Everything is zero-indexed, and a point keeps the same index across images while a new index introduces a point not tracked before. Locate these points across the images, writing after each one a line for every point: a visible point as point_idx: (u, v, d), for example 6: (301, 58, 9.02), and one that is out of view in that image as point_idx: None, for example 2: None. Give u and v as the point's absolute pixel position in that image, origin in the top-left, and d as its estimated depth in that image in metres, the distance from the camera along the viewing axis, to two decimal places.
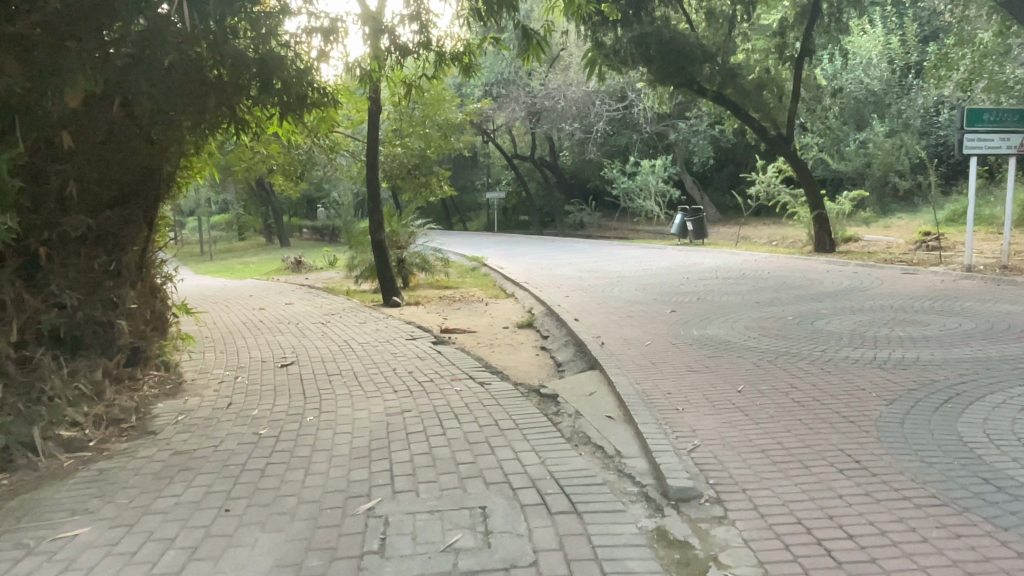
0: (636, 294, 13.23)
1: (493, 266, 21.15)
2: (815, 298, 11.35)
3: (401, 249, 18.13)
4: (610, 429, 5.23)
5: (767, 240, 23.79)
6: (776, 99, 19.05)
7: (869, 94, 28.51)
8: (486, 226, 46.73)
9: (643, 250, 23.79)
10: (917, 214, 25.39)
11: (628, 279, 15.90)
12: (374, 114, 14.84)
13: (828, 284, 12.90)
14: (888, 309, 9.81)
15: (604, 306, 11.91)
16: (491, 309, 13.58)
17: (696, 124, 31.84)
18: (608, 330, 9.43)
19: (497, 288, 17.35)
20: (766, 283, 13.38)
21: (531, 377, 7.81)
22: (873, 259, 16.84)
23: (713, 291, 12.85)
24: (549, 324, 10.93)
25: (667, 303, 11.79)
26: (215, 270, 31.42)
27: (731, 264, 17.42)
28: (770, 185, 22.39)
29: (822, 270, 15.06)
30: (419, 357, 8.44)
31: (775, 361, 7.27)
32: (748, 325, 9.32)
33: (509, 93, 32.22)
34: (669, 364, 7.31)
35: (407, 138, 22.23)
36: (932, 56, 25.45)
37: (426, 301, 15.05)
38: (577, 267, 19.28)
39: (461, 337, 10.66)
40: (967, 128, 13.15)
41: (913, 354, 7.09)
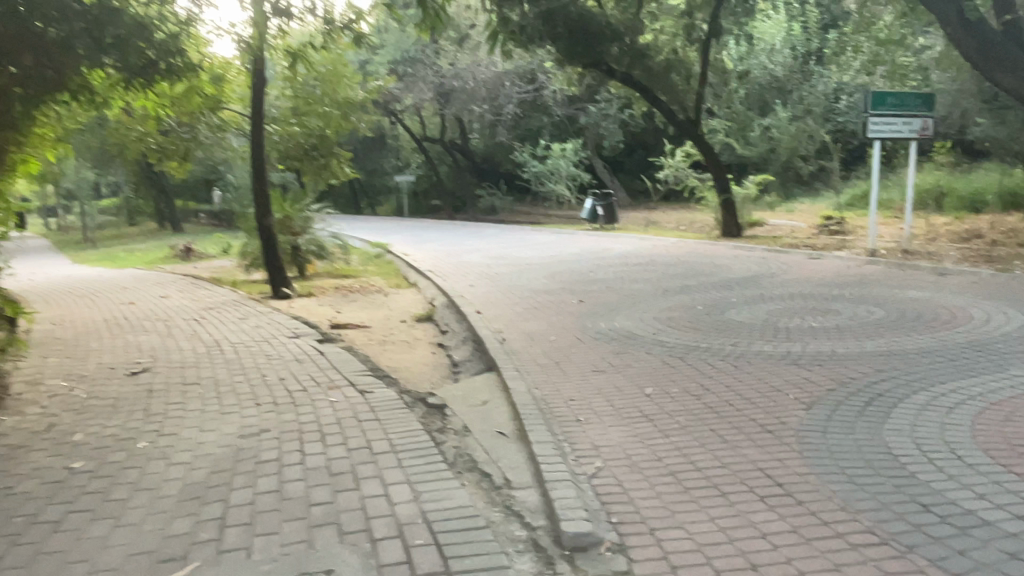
0: (543, 283, 12.57)
1: (398, 253, 20.07)
2: (725, 285, 11.01)
3: (295, 235, 16.85)
4: (501, 449, 4.48)
5: (676, 225, 23.75)
6: (684, 81, 18.86)
7: (773, 80, 28.96)
8: (396, 211, 45.30)
9: (554, 235, 23.30)
10: (819, 198, 25.97)
11: (536, 266, 15.26)
12: (259, 88, 13.45)
13: (737, 270, 12.64)
14: (798, 297, 9.51)
15: (510, 297, 11.18)
16: (390, 300, 12.61)
17: (607, 107, 31.57)
18: (511, 325, 8.71)
19: (400, 277, 16.35)
20: (676, 270, 13.01)
21: (423, 380, 6.99)
22: (780, 244, 16.86)
23: (623, 279, 12.35)
24: (449, 317, 10.10)
25: (575, 293, 11.18)
26: (96, 258, 28.88)
27: (641, 250, 17.08)
28: (679, 170, 22.23)
29: (731, 255, 14.87)
30: (296, 360, 7.47)
31: (686, 357, 6.73)
32: (658, 316, 8.79)
33: (416, 72, 31.10)
34: (573, 363, 6.64)
35: (305, 116, 20.78)
36: (832, 43, 25.97)
37: (321, 292, 13.93)
38: (485, 253, 18.54)
39: (352, 334, 9.69)
40: (871, 111, 13.12)
41: (826, 347, 6.69)
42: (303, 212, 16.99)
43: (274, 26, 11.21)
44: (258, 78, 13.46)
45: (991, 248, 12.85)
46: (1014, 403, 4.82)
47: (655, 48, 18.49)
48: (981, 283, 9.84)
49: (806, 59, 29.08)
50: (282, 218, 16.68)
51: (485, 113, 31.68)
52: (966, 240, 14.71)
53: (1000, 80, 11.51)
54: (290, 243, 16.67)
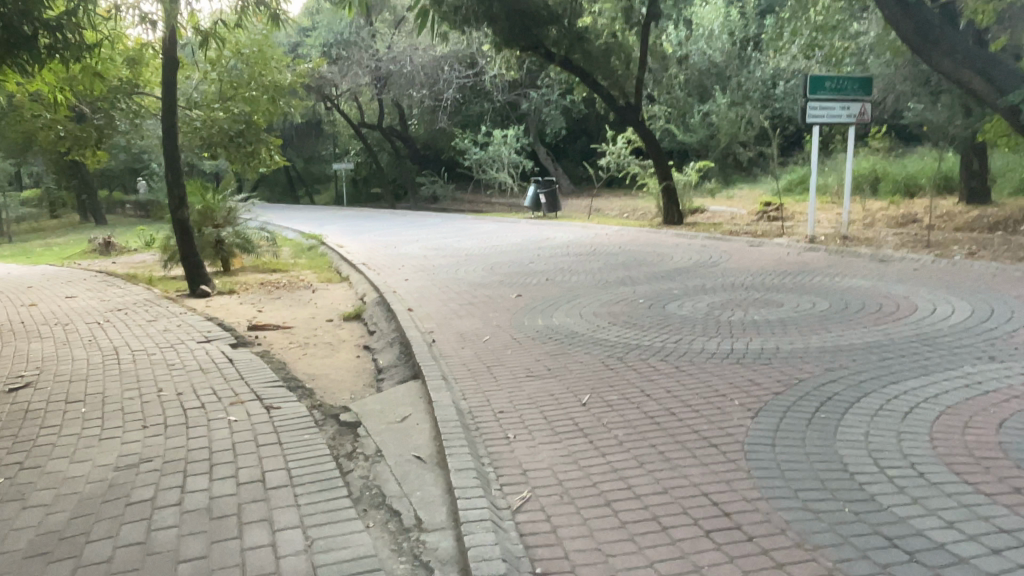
0: (480, 275, 12.03)
1: (332, 245, 19.20)
2: (666, 275, 10.67)
3: (217, 227, 15.85)
4: (415, 477, 3.94)
5: (618, 212, 23.50)
6: (624, 66, 18.48)
7: (711, 66, 28.95)
8: (335, 200, 44.02)
9: (495, 224, 22.76)
10: (757, 184, 26.12)
11: (474, 258, 14.70)
12: (169, 72, 12.43)
13: (678, 258, 12.34)
14: (740, 288, 9.21)
15: (445, 291, 10.60)
16: (318, 297, 11.87)
17: (548, 93, 31.10)
18: (441, 324, 8.14)
19: (332, 270, 15.55)
20: (616, 260, 12.63)
21: (342, 390, 6.38)
22: (720, 231, 16.72)
23: (563, 270, 11.91)
24: (377, 314, 9.46)
25: (512, 286, 10.68)
26: (7, 253, 27.01)
27: (583, 239, 16.69)
28: (620, 157, 21.91)
29: (672, 243, 14.62)
30: (202, 370, 6.76)
31: (625, 357, 6.30)
32: (598, 311, 8.36)
33: (351, 56, 30.19)
34: (505, 367, 6.13)
35: (231, 101, 20.26)
36: (769, 28, 26.05)
37: (244, 288, 13.06)
38: (422, 244, 17.87)
39: (272, 336, 8.97)
40: (809, 96, 12.98)
41: (772, 344, 6.34)
42: (227, 202, 16.01)
43: (187, 11, 10.27)
44: (169, 61, 12.40)
45: (926, 233, 12.88)
46: (970, 405, 4.52)
47: (594, 31, 18.07)
48: (920, 270, 9.73)
49: (744, 45, 29.18)
50: (203, 210, 15.70)
51: (424, 99, 30.83)
52: (901, 224, 14.80)
53: (935, 62, 11.45)
54: (213, 236, 15.68)
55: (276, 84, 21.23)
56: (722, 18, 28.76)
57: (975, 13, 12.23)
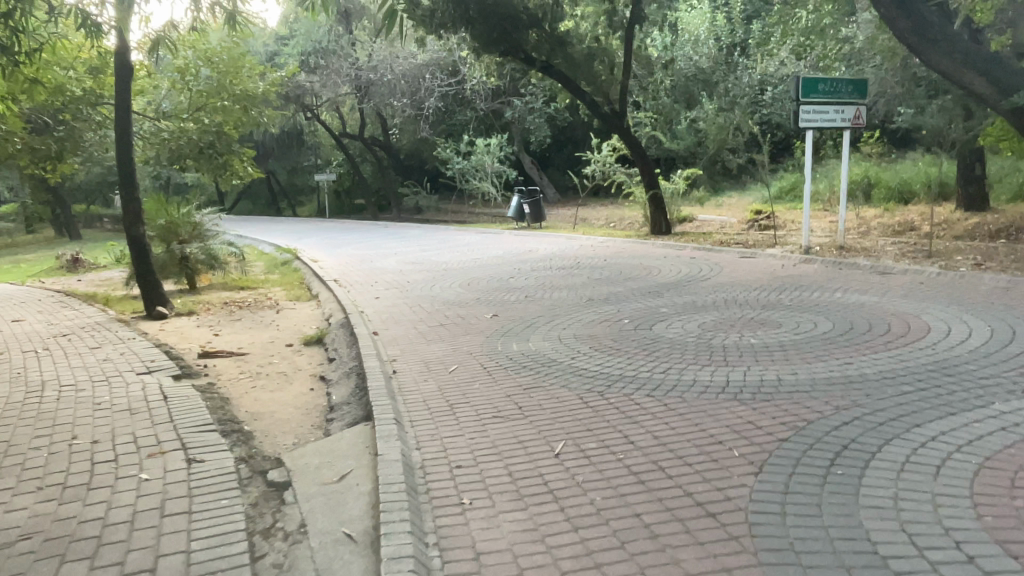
0: (455, 293, 11.28)
1: (307, 259, 18.44)
2: (654, 291, 9.97)
3: (182, 243, 15.05)
4: (343, 567, 3.21)
5: (605, 222, 22.85)
6: (608, 70, 17.80)
7: (698, 72, 28.43)
8: (317, 212, 43.16)
9: (478, 235, 22.03)
10: (747, 191, 25.57)
11: (453, 272, 13.96)
12: (123, 84, 11.51)
13: (666, 272, 11.64)
14: (733, 305, 8.51)
15: (415, 311, 9.85)
16: (282, 317, 11.09)
17: (532, 101, 30.51)
18: (406, 352, 7.39)
19: (302, 287, 14.75)
20: (601, 274, 11.93)
21: (284, 433, 5.63)
22: (710, 241, 16.05)
23: (544, 286, 11.17)
24: (339, 337, 8.69)
25: (488, 305, 9.95)
26: None
27: (567, 250, 16.00)
28: (606, 165, 21.18)
29: (659, 255, 13.93)
30: (128, 410, 5.99)
31: (606, 391, 5.56)
32: (578, 334, 7.64)
33: (330, 64, 29.49)
34: (470, 405, 5.40)
35: (201, 111, 19.74)
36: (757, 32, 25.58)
37: (205, 309, 12.22)
38: (399, 258, 17.12)
39: (221, 364, 8.19)
40: (802, 99, 12.36)
41: (771, 374, 5.62)
42: (192, 217, 15.23)
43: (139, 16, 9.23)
44: (122, 71, 11.47)
45: (927, 243, 12.27)
46: (1012, 455, 3.82)
47: (575, 35, 17.45)
48: (925, 283, 9.06)
49: (731, 51, 28.70)
50: (166, 225, 14.90)
51: (405, 108, 30.07)
52: (898, 232, 14.18)
53: (933, 62, 10.84)
54: (177, 251, 14.86)
55: (248, 93, 20.41)
56: (708, 23, 28.24)
57: (973, 12, 11.68)
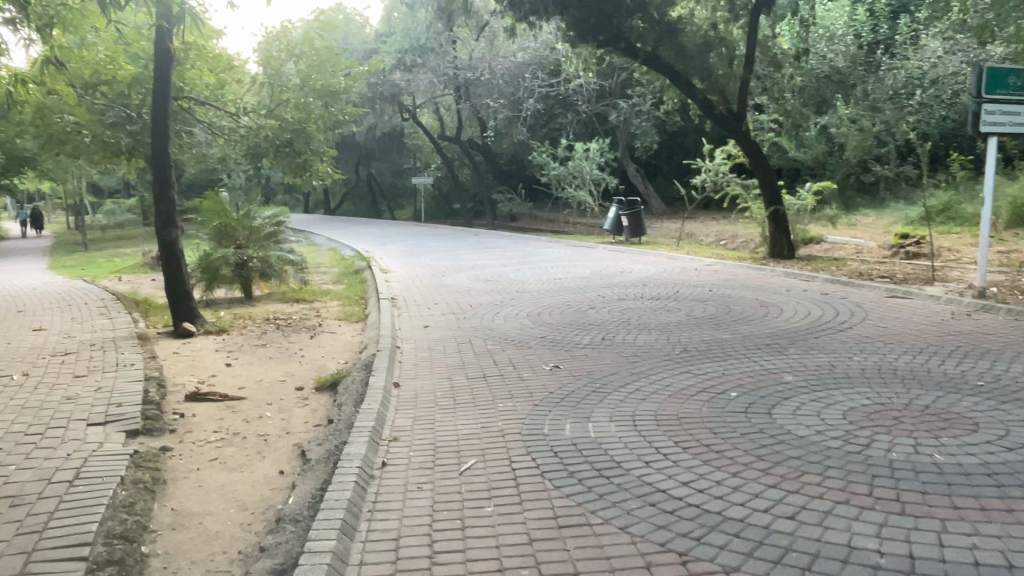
0: (519, 326, 9.19)
1: (378, 269, 16.94)
2: (775, 344, 7.51)
3: (239, 248, 13.85)
4: None
5: (715, 238, 20.15)
6: (727, 64, 15.24)
7: (832, 73, 25.14)
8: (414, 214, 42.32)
9: (568, 249, 19.96)
10: (886, 211, 22.13)
11: (528, 294, 11.94)
12: (163, 73, 10.26)
13: (789, 313, 9.10)
14: (890, 380, 5.97)
15: (461, 352, 7.83)
16: (316, 342, 9.38)
17: (639, 103, 28.00)
18: (421, 423, 5.41)
19: (360, 302, 13.17)
20: (703, 311, 9.54)
21: (192, 568, 3.76)
22: (844, 270, 13.23)
23: (630, 324, 8.93)
24: (353, 383, 6.80)
25: (552, 348, 7.83)
26: (71, 262, 26.39)
27: (666, 273, 13.62)
28: (718, 175, 18.41)
29: (780, 286, 11.33)
30: (7, 500, 4.30)
31: (689, 547, 3.39)
32: (661, 414, 5.36)
33: (427, 62, 28.00)
34: (464, 559, 3.39)
35: (282, 107, 18.74)
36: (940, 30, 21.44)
37: (240, 326, 10.73)
38: (474, 273, 15.27)
39: (201, 415, 6.46)
40: (984, 96, 9.52)
41: (987, 550, 3.24)
42: (250, 220, 13.99)
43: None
44: (162, 59, 10.20)
45: None
46: None
47: (689, 21, 14.99)
48: None
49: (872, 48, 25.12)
50: (224, 225, 13.78)
51: (501, 109, 28.36)
52: None
53: None
54: (234, 257, 13.63)
55: (332, 88, 19.37)
56: (847, 16, 24.75)
57: None
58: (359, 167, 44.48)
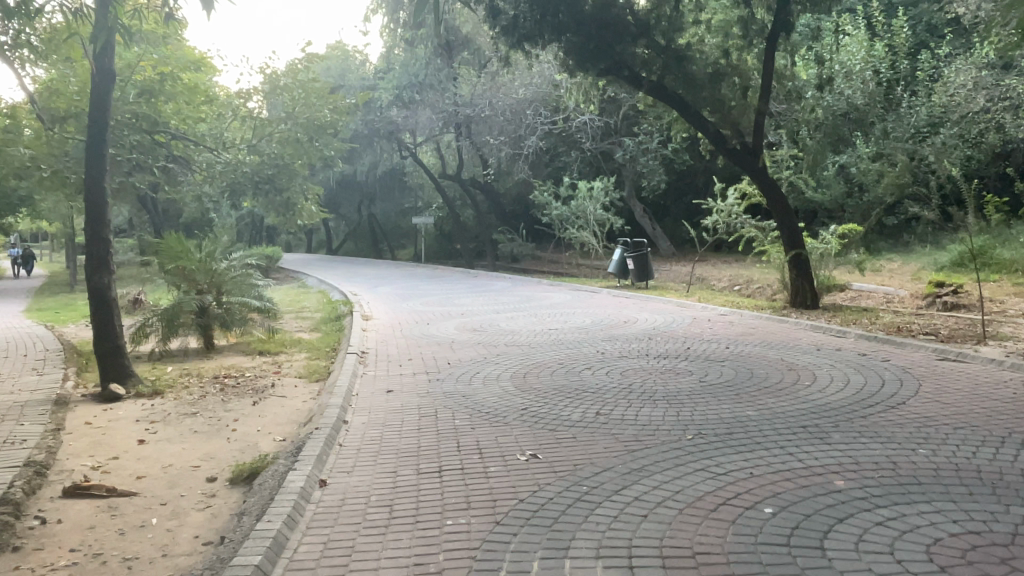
0: (498, 393, 7.67)
1: (360, 315, 15.55)
2: (813, 425, 5.97)
3: (200, 293, 12.49)
4: None
5: (728, 284, 18.68)
6: (740, 95, 14.05)
7: (849, 109, 23.89)
8: (416, 255, 41.13)
9: (569, 294, 18.53)
10: (912, 255, 20.60)
11: (517, 349, 10.45)
12: (100, 99, 9.06)
13: (823, 380, 7.56)
14: (978, 490, 4.40)
15: (420, 431, 6.31)
16: (258, 409, 7.90)
17: (646, 141, 26.82)
18: (332, 555, 3.91)
19: (331, 354, 11.73)
20: (719, 375, 8.00)
21: None
22: (878, 323, 11.70)
23: (631, 392, 7.42)
24: (271, 477, 5.30)
25: (532, 426, 6.30)
26: (51, 305, 25.15)
27: (674, 324, 12.12)
28: (730, 217, 16.83)
29: (809, 343, 9.82)
30: None
31: None
32: (666, 546, 3.84)
33: (425, 98, 27.05)
34: None
35: (265, 142, 17.88)
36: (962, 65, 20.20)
37: (181, 386, 9.29)
38: (463, 321, 13.82)
39: (70, 520, 4.98)
40: None
41: None
42: (214, 264, 12.67)
43: None
44: (99, 83, 9.01)
45: None
46: None
47: (698, 49, 13.83)
48: None
49: (891, 85, 23.92)
50: (180, 267, 12.45)
51: (501, 147, 27.29)
52: None
53: None
54: (194, 303, 12.27)
55: (318, 123, 18.05)
56: (865, 52, 23.39)
57: None
58: (361, 207, 43.59)
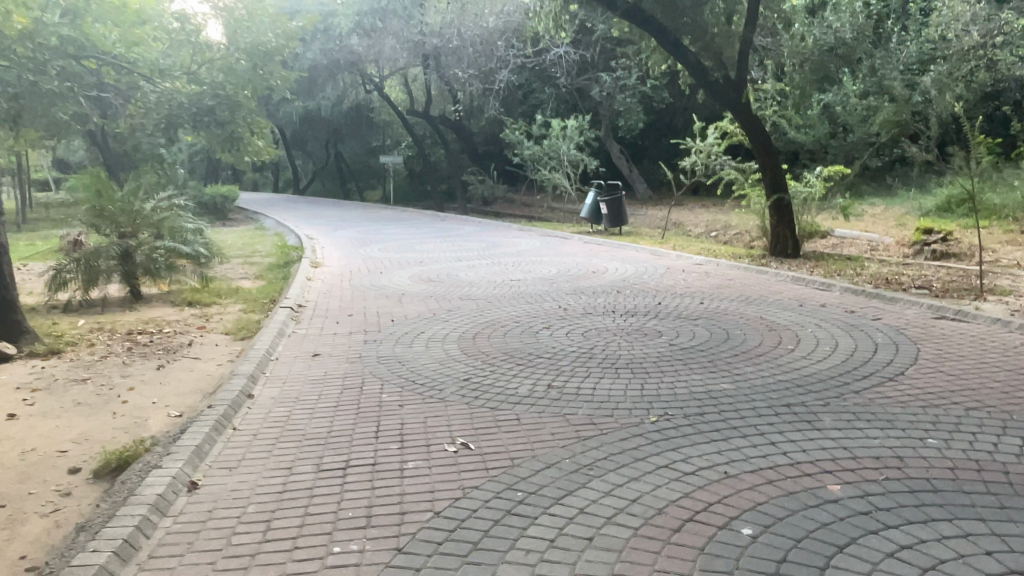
0: (438, 359, 6.63)
1: (309, 261, 14.34)
2: (799, 403, 5.05)
3: (123, 236, 11.21)
4: None
5: (705, 229, 17.71)
6: (725, 20, 12.75)
7: (837, 45, 22.27)
8: (384, 196, 39.58)
9: (538, 239, 17.45)
10: (897, 200, 19.75)
11: (470, 303, 9.40)
12: None
13: (808, 345, 6.64)
14: (1009, 504, 3.51)
15: (335, 409, 5.28)
16: (161, 376, 6.78)
17: (624, 77, 25.35)
18: None
19: (267, 306, 10.58)
20: (691, 337, 7.03)
21: None
22: (864, 273, 10.83)
23: (591, 358, 6.43)
24: (134, 476, 4.25)
25: (470, 404, 5.30)
26: None
27: (646, 275, 11.14)
28: (709, 158, 15.74)
29: (791, 298, 8.89)
30: None
31: None
32: None
33: (389, 26, 25.19)
34: None
35: (206, 70, 16.55)
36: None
37: (85, 343, 8.12)
38: (419, 269, 12.71)
39: None
40: None
41: None
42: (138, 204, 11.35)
43: None
44: None
45: None
46: None
47: None
48: None
49: (882, 18, 22.61)
50: (94, 207, 11.09)
51: (471, 81, 25.62)
52: None
53: None
54: (114, 248, 10.97)
55: (263, 48, 16.58)
56: None
57: None
58: (328, 144, 41.71)
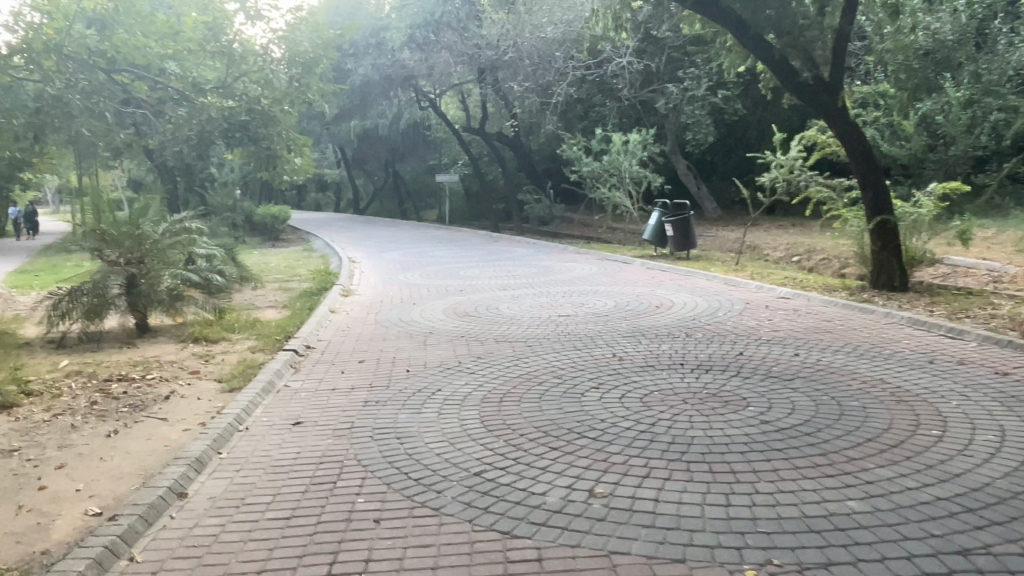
0: (450, 437, 5.02)
1: (340, 289, 13.05)
2: (987, 552, 3.21)
3: (130, 262, 10.09)
4: None
5: (786, 254, 15.64)
6: (815, 12, 10.91)
7: (935, 49, 19.78)
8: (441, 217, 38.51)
9: (595, 264, 15.78)
10: (1011, 220, 17.22)
11: (508, 347, 7.83)
12: None
13: (961, 430, 4.75)
14: None
15: (287, 525, 3.74)
16: (105, 448, 5.36)
17: (692, 87, 23.42)
18: None
19: (278, 342, 9.20)
20: (789, 412, 5.22)
21: None
22: (998, 312, 8.74)
23: (651, 442, 4.72)
24: None
25: (474, 525, 3.67)
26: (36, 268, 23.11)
27: (722, 311, 9.33)
28: (792, 173, 13.78)
29: (914, 350, 6.95)
30: None
31: None
32: None
33: (442, 39, 24.18)
34: None
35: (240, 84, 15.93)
36: None
37: (51, 395, 6.85)
38: (456, 300, 11.22)
39: None
40: None
41: None
42: (149, 227, 10.29)
43: None
44: None
45: None
46: None
47: None
48: None
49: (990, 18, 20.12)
50: (97, 230, 9.89)
51: (527, 95, 24.20)
52: None
53: None
54: (119, 276, 9.87)
55: (301, 59, 16.75)
56: None
57: None
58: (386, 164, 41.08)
